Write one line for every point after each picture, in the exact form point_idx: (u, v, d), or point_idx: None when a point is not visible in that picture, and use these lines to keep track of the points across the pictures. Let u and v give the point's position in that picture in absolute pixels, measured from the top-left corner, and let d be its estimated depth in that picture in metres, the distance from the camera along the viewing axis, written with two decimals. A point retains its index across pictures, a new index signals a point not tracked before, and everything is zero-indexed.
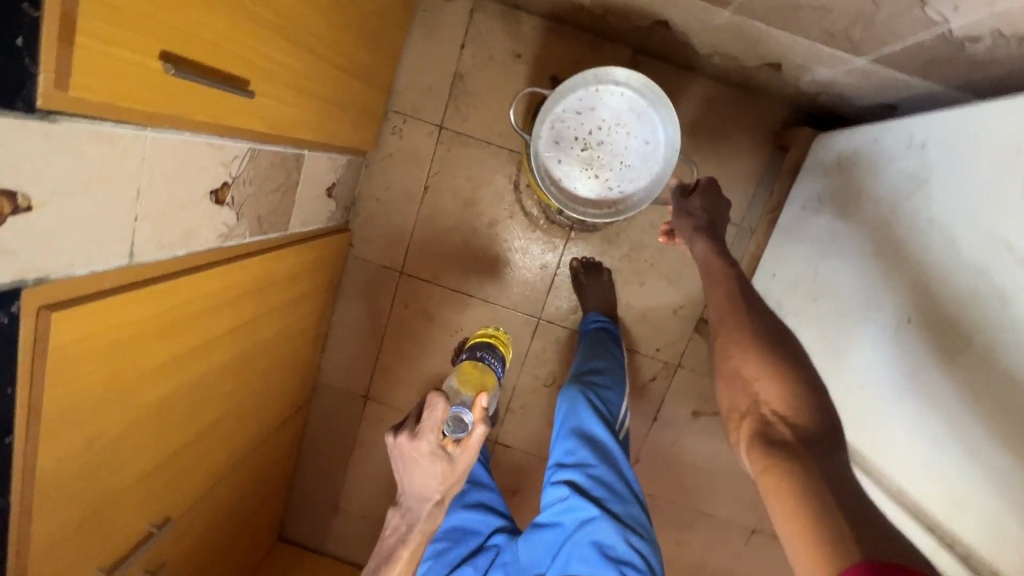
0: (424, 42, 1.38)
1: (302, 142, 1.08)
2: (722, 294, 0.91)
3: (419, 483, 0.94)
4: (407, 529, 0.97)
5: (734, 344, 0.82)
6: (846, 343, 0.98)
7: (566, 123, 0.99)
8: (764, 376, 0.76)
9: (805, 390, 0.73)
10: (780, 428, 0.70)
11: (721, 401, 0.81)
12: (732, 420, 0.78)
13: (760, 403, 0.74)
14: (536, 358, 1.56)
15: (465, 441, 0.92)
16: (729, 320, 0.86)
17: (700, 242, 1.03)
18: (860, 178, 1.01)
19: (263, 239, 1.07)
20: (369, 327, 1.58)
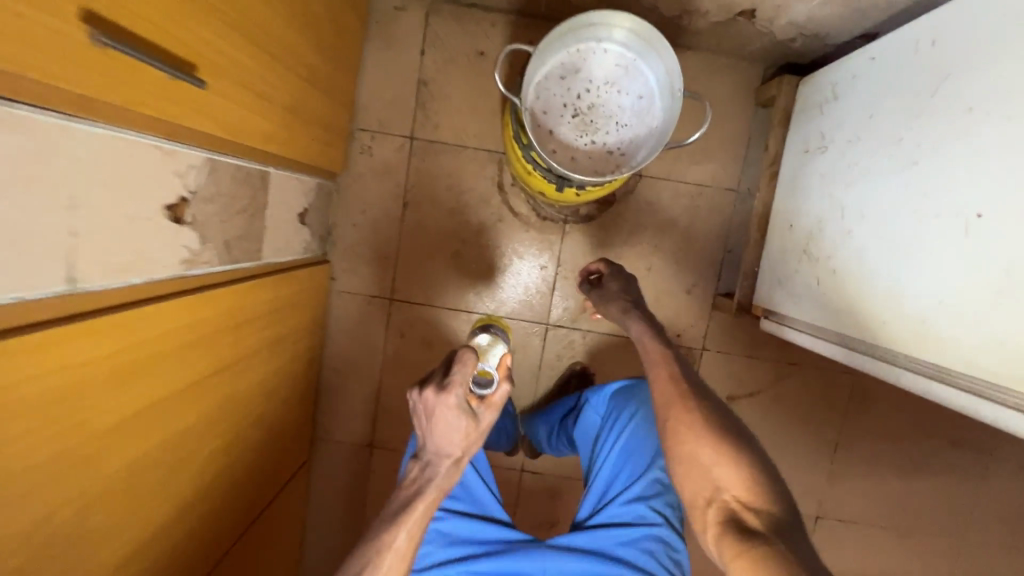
0: (381, 54, 1.32)
1: (263, 158, 0.97)
2: (665, 377, 0.96)
3: (442, 436, 0.89)
4: (424, 481, 0.89)
5: (686, 419, 0.89)
6: (845, 261, 0.94)
7: (553, 91, 0.93)
8: (706, 454, 0.83)
9: (760, 471, 0.79)
10: (748, 519, 0.74)
11: (679, 479, 0.86)
12: (693, 499, 0.83)
13: (721, 490, 0.79)
14: (551, 368, 1.43)
15: (490, 399, 0.91)
16: (679, 407, 0.91)
17: (629, 325, 1.07)
18: (855, 99, 0.96)
19: (232, 271, 0.93)
20: (365, 366, 1.43)
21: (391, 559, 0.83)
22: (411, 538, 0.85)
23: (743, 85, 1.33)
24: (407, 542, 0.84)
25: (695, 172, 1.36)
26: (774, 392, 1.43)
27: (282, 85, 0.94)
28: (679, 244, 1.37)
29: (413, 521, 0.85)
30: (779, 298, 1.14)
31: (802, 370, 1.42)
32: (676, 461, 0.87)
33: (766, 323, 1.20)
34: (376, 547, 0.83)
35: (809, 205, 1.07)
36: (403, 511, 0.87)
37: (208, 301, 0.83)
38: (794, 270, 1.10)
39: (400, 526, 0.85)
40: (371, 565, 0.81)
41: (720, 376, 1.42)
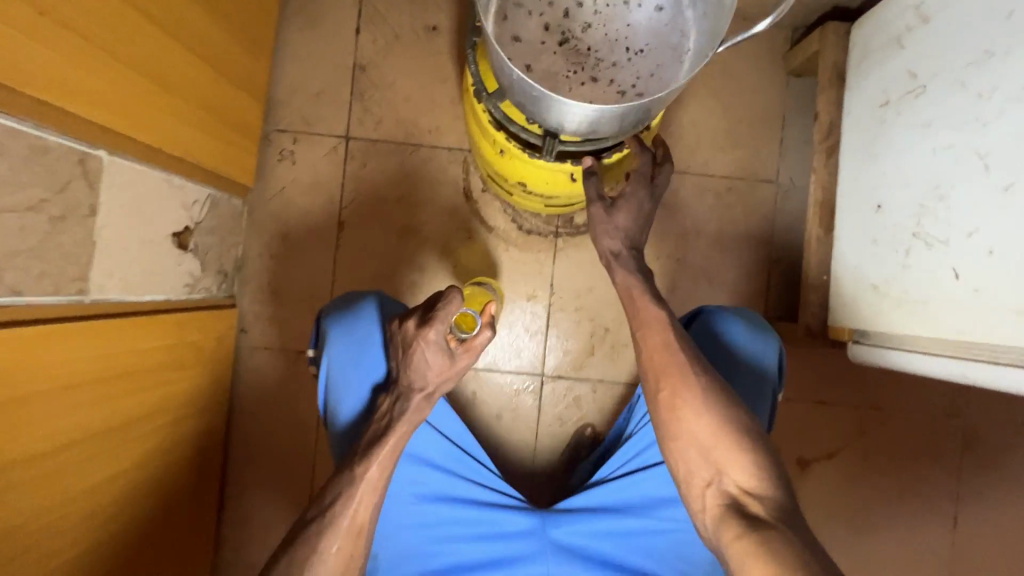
0: (305, 35, 1.01)
1: (84, 134, 0.62)
2: (659, 342, 0.69)
3: (413, 367, 0.69)
4: (392, 416, 0.69)
5: (683, 390, 0.65)
6: (958, 224, 0.65)
7: (528, 8, 0.63)
8: (706, 437, 0.64)
9: (763, 447, 0.63)
10: (749, 504, 0.60)
11: (670, 450, 0.66)
12: (686, 473, 0.65)
13: (721, 474, 0.63)
14: (551, 435, 1.04)
15: (474, 339, 0.71)
16: (674, 377, 0.66)
17: (617, 274, 0.74)
18: (969, 13, 0.65)
19: (18, 306, 0.57)
20: (290, 451, 1.02)
21: (361, 493, 0.65)
22: (383, 472, 0.66)
23: (775, 50, 1.03)
24: (378, 475, 0.66)
25: (722, 161, 1.03)
26: (857, 450, 1.04)
27: (114, 24, 0.61)
28: (710, 255, 1.03)
29: (385, 454, 0.66)
30: (877, 311, 0.78)
31: (892, 418, 1.04)
32: (666, 435, 0.66)
33: (856, 348, 0.82)
34: (347, 478, 0.66)
35: (896, 174, 0.76)
36: (372, 443, 0.67)
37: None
38: (898, 267, 0.74)
39: (370, 458, 0.66)
40: (342, 498, 0.65)
41: (783, 432, 1.04)
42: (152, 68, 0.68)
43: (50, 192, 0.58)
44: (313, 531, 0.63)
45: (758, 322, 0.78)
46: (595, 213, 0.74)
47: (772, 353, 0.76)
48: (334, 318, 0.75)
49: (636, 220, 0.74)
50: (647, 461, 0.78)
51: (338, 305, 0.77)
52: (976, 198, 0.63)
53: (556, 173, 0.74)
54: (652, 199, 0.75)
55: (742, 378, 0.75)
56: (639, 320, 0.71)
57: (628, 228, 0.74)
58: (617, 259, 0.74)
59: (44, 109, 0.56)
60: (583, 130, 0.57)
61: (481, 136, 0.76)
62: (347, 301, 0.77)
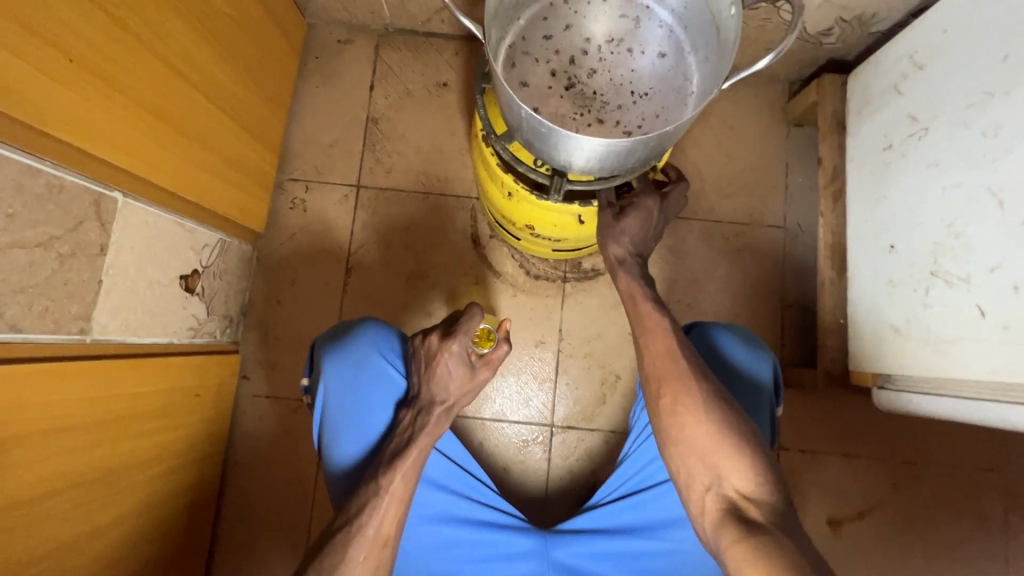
0: (321, 93, 1.05)
1: (99, 174, 0.64)
2: (661, 347, 0.68)
3: (436, 380, 0.71)
4: (415, 428, 0.69)
5: (684, 396, 0.64)
6: (984, 262, 0.63)
7: (535, 55, 0.65)
8: (705, 441, 0.62)
9: (763, 453, 0.61)
10: (748, 508, 0.58)
11: (671, 455, 0.64)
12: (686, 479, 0.63)
13: (720, 477, 0.60)
14: (561, 491, 0.98)
15: (492, 353, 0.74)
16: (674, 381, 0.65)
17: (620, 281, 0.72)
18: (967, 54, 0.67)
19: (16, 343, 0.56)
20: (286, 507, 0.96)
21: (387, 504, 0.64)
22: (408, 482, 0.66)
23: (774, 103, 1.06)
24: (403, 486, 0.65)
25: (728, 208, 1.04)
26: (893, 509, 0.97)
27: (138, 72, 0.64)
28: (720, 301, 1.02)
29: (410, 465, 0.66)
30: (902, 354, 0.75)
31: (927, 473, 0.98)
32: (667, 439, 0.64)
33: (880, 394, 0.79)
34: (372, 489, 0.65)
35: (908, 215, 0.75)
36: (395, 454, 0.67)
37: None
38: (920, 307, 0.72)
39: (396, 468, 0.66)
40: (367, 509, 0.63)
41: (810, 489, 0.97)
42: (174, 115, 0.72)
43: (62, 229, 0.59)
44: (340, 539, 0.62)
45: (752, 338, 0.76)
46: (605, 226, 0.72)
47: (770, 369, 0.74)
48: (327, 346, 0.73)
49: (644, 230, 0.72)
50: (637, 485, 0.77)
51: (330, 333, 0.75)
52: (992, 231, 0.62)
53: (564, 216, 0.75)
54: (661, 212, 0.74)
55: (743, 393, 0.73)
56: (642, 325, 0.70)
57: (636, 235, 0.72)
58: (622, 266, 0.72)
59: (63, 148, 0.58)
60: (591, 166, 0.57)
61: (489, 180, 0.77)
62: (341, 328, 0.76)
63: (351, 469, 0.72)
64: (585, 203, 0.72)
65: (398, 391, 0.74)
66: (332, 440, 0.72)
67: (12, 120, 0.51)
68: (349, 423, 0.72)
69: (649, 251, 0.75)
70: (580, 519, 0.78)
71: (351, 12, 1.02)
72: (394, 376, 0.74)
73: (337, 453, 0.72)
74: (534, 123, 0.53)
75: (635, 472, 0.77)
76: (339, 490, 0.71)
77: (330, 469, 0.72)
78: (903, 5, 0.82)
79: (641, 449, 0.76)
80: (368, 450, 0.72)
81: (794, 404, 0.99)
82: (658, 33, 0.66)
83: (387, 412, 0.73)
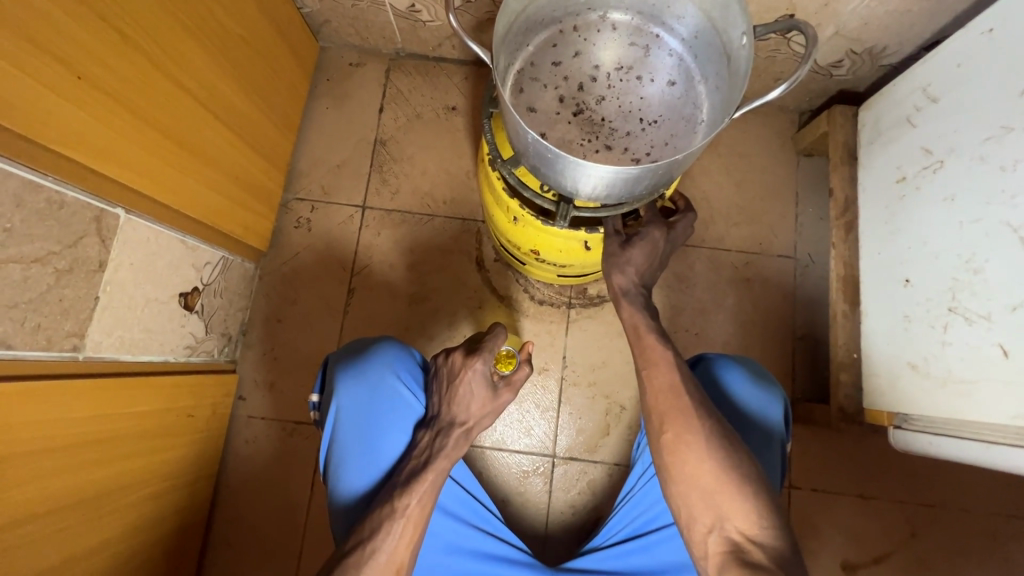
0: (331, 114, 1.06)
1: (103, 190, 0.63)
2: (665, 380, 0.65)
3: (457, 400, 0.70)
4: (434, 450, 0.67)
5: (686, 432, 0.61)
6: (1005, 300, 0.61)
7: (543, 81, 0.65)
8: (707, 480, 0.59)
9: (767, 493, 0.58)
10: (751, 553, 0.55)
11: (673, 493, 0.62)
12: (687, 518, 0.60)
13: (722, 519, 0.58)
14: (562, 526, 0.94)
15: (515, 374, 0.74)
16: (677, 416, 0.62)
17: (624, 310, 0.71)
18: (983, 88, 0.65)
19: (4, 360, 0.54)
20: (276, 534, 0.93)
21: (402, 527, 0.61)
22: (424, 506, 0.64)
23: (784, 132, 1.05)
24: (419, 509, 0.63)
25: (737, 236, 1.02)
26: (911, 555, 0.92)
27: (147, 90, 0.64)
28: (728, 330, 0.99)
29: (426, 488, 0.64)
30: (920, 393, 0.72)
31: (946, 519, 0.93)
32: (668, 476, 0.62)
33: (897, 434, 0.75)
34: (387, 510, 0.62)
35: (922, 249, 0.73)
36: (412, 475, 0.65)
37: None
38: (938, 344, 0.69)
39: (413, 490, 0.63)
40: (381, 531, 0.61)
41: (821, 531, 0.93)
42: (183, 134, 0.72)
43: (59, 245, 0.58)
44: (351, 562, 0.59)
45: (760, 373, 0.73)
46: (613, 253, 0.70)
47: (777, 407, 0.71)
48: (346, 363, 0.71)
49: (650, 260, 0.71)
50: (639, 530, 0.74)
51: (347, 349, 0.73)
52: (1013, 269, 0.60)
53: (569, 242, 0.73)
54: (668, 243, 0.73)
55: (751, 433, 0.70)
56: (647, 357, 0.67)
57: (641, 266, 0.70)
58: (625, 296, 0.70)
59: (69, 165, 0.58)
60: (598, 193, 0.56)
61: (495, 204, 0.76)
62: (360, 344, 0.74)
63: (362, 490, 0.69)
64: (591, 229, 0.71)
65: (416, 411, 0.72)
66: (343, 459, 0.69)
67: (17, 135, 0.51)
68: (363, 441, 0.69)
69: (653, 281, 0.74)
70: (585, 560, 0.75)
71: (363, 36, 1.03)
72: (412, 396, 0.72)
73: (349, 473, 0.69)
74: (541, 149, 0.53)
75: (640, 512, 0.74)
76: (347, 513, 0.68)
77: (338, 491, 0.69)
78: (915, 39, 0.81)
79: (646, 487, 0.73)
80: (382, 471, 0.69)
81: (805, 440, 0.96)
82: (668, 61, 0.66)
83: (403, 433, 0.71)
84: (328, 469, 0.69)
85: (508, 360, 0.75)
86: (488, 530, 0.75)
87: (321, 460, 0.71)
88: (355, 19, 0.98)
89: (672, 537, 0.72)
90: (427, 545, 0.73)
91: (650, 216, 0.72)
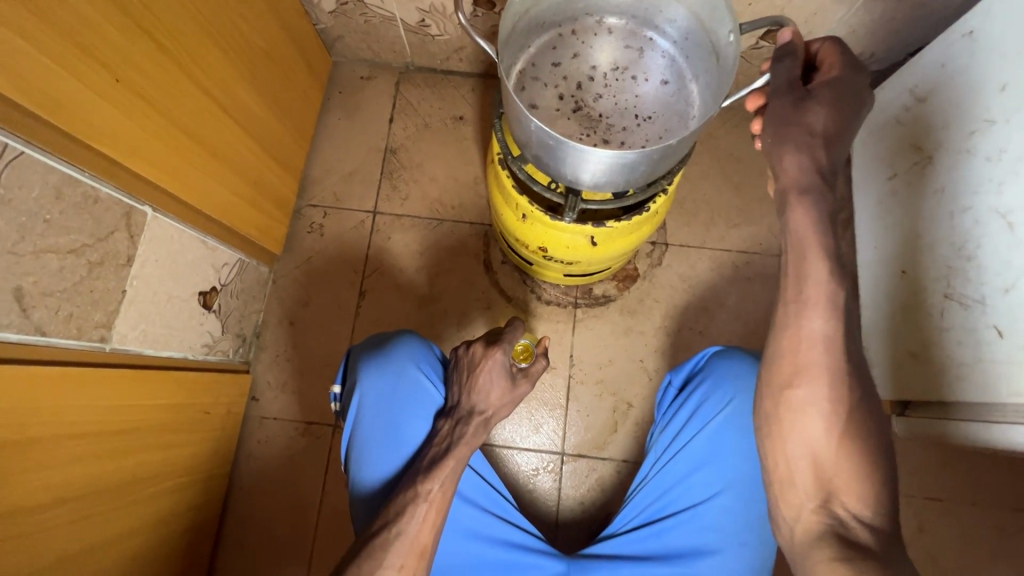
0: (342, 124, 1.10)
1: (133, 188, 0.66)
2: (815, 333, 0.54)
3: (477, 389, 0.71)
4: (454, 437, 0.68)
5: (808, 387, 0.55)
6: (1004, 281, 0.63)
7: (544, 81, 0.70)
8: (823, 449, 0.54)
9: (887, 477, 0.53)
10: (855, 532, 0.52)
11: (769, 452, 0.58)
12: (785, 478, 0.57)
13: (830, 493, 0.54)
14: (572, 523, 0.95)
15: (532, 366, 0.76)
16: (819, 375, 0.54)
17: (793, 215, 0.54)
18: (967, 83, 0.69)
19: (39, 346, 0.57)
20: (288, 535, 0.93)
21: (426, 510, 0.62)
22: (446, 490, 0.65)
23: None
24: (441, 493, 0.64)
25: (736, 237, 1.05)
26: (920, 549, 0.92)
27: (177, 95, 0.68)
28: (731, 327, 1.01)
29: (448, 473, 0.65)
30: (924, 380, 0.73)
31: (955, 512, 0.93)
32: (776, 432, 0.57)
33: (901, 421, 0.80)
34: (411, 493, 0.63)
35: (917, 239, 0.76)
36: (434, 462, 0.66)
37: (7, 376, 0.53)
38: (937, 331, 0.71)
39: (435, 475, 0.64)
40: (406, 514, 0.62)
41: None
42: (207, 139, 0.75)
43: (93, 238, 0.61)
44: (378, 543, 0.60)
45: None
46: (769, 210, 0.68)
47: None
48: (367, 354, 0.73)
49: None
50: (653, 515, 0.74)
51: (370, 342, 0.76)
52: (1004, 253, 0.63)
53: (577, 238, 0.76)
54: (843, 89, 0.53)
55: None
56: (802, 293, 0.54)
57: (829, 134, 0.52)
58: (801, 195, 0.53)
59: (105, 164, 0.61)
60: (599, 181, 0.60)
61: (503, 203, 0.79)
62: (382, 337, 0.76)
63: (384, 479, 0.70)
64: (597, 224, 0.73)
65: (435, 401, 0.73)
66: (365, 448, 0.70)
67: (62, 132, 0.55)
68: (385, 431, 0.70)
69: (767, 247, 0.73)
70: (603, 546, 0.75)
71: (374, 51, 1.08)
72: (432, 387, 0.73)
73: (371, 462, 0.70)
74: (545, 137, 0.56)
75: (653, 500, 0.75)
76: (370, 501, 0.69)
77: (361, 478, 0.70)
78: (900, 44, 0.86)
79: (661, 476, 0.74)
80: (404, 459, 0.70)
81: None
82: (662, 62, 0.71)
83: (423, 422, 0.72)
84: (351, 458, 0.71)
85: (525, 354, 0.77)
86: (505, 518, 0.76)
87: (344, 450, 0.72)
88: (367, 34, 1.03)
89: (688, 522, 0.72)
90: (446, 532, 0.74)
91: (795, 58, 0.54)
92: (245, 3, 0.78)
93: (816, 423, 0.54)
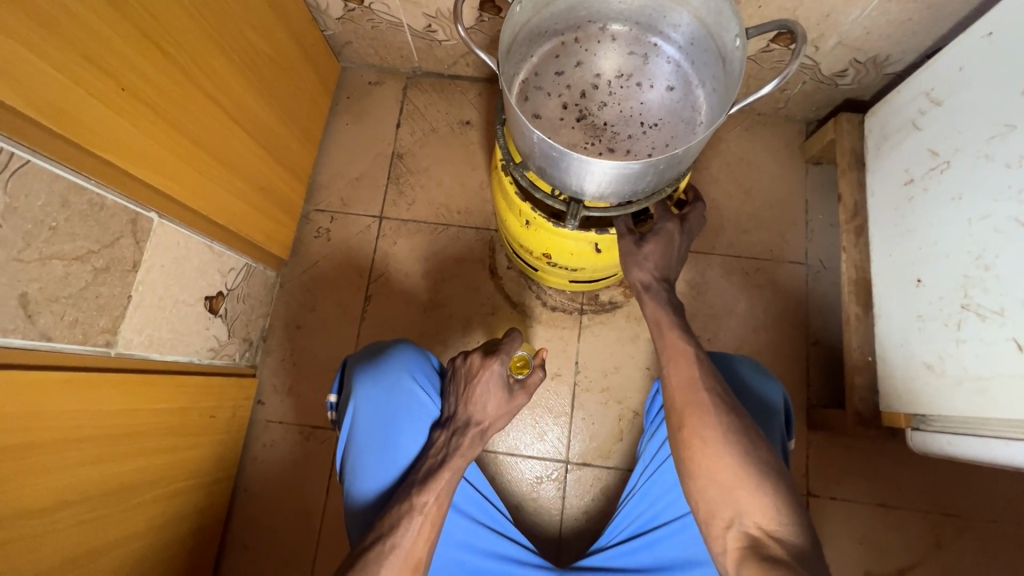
0: (350, 129, 1.11)
1: (138, 194, 0.67)
2: (684, 379, 0.65)
3: (473, 400, 0.70)
4: (450, 449, 0.68)
5: (703, 428, 0.61)
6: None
7: (547, 90, 0.69)
8: (733, 476, 0.58)
9: (787, 488, 0.57)
10: (771, 547, 0.54)
11: (693, 487, 0.61)
12: (707, 510, 0.60)
13: (741, 514, 0.57)
14: (576, 532, 0.93)
15: (529, 378, 0.75)
16: (694, 415, 0.62)
17: (646, 307, 0.70)
18: (988, 85, 0.67)
19: (43, 350, 0.58)
20: (289, 538, 0.94)
21: (420, 524, 0.62)
22: (441, 504, 0.65)
23: (792, 142, 1.07)
24: (436, 506, 0.64)
25: (747, 243, 1.03)
26: (936, 566, 0.90)
27: (183, 102, 0.68)
28: (741, 335, 0.99)
29: (443, 486, 0.65)
30: (935, 392, 0.71)
31: (973, 530, 0.90)
32: (687, 472, 0.61)
33: (914, 436, 0.75)
34: (405, 506, 0.63)
35: (934, 247, 0.73)
36: (429, 474, 0.66)
37: (13, 380, 0.54)
38: (953, 342, 0.69)
39: (430, 488, 0.64)
40: (401, 527, 0.61)
41: (843, 540, 0.91)
42: (214, 147, 0.76)
43: (98, 244, 0.62)
44: (372, 556, 0.60)
45: (761, 370, 0.74)
46: (651, 249, 0.69)
47: (779, 396, 0.72)
48: (364, 364, 0.73)
49: (668, 253, 0.70)
50: (643, 525, 0.73)
51: (367, 351, 0.75)
52: (1021, 263, 0.60)
53: (580, 244, 0.75)
54: (684, 234, 0.71)
55: (750, 407, 0.71)
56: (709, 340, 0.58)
57: (661, 259, 0.70)
58: (647, 291, 0.70)
59: (110, 170, 0.62)
60: (604, 192, 0.59)
61: (507, 209, 0.78)
62: (379, 347, 0.75)
63: (380, 490, 0.70)
64: (602, 231, 0.72)
65: (431, 412, 0.73)
66: (361, 459, 0.70)
67: (68, 141, 0.56)
68: (380, 443, 0.70)
69: (638, 265, 0.70)
70: (594, 558, 0.75)
71: (381, 55, 1.08)
72: (428, 398, 0.73)
73: (366, 474, 0.70)
74: (546, 148, 0.55)
75: (643, 509, 0.74)
76: (364, 513, 0.69)
77: (356, 489, 0.70)
78: (918, 47, 0.83)
79: (649, 484, 0.73)
80: (399, 471, 0.70)
81: (821, 444, 0.94)
82: (667, 69, 0.70)
83: (419, 434, 0.72)
84: (347, 468, 0.71)
85: (522, 366, 0.78)
86: (499, 530, 0.75)
87: (338, 460, 0.72)
88: (374, 40, 1.03)
89: (674, 534, 0.71)
90: (441, 542, 0.73)
91: (693, 207, 0.74)
92: (251, 11, 0.78)
93: (720, 456, 0.59)
